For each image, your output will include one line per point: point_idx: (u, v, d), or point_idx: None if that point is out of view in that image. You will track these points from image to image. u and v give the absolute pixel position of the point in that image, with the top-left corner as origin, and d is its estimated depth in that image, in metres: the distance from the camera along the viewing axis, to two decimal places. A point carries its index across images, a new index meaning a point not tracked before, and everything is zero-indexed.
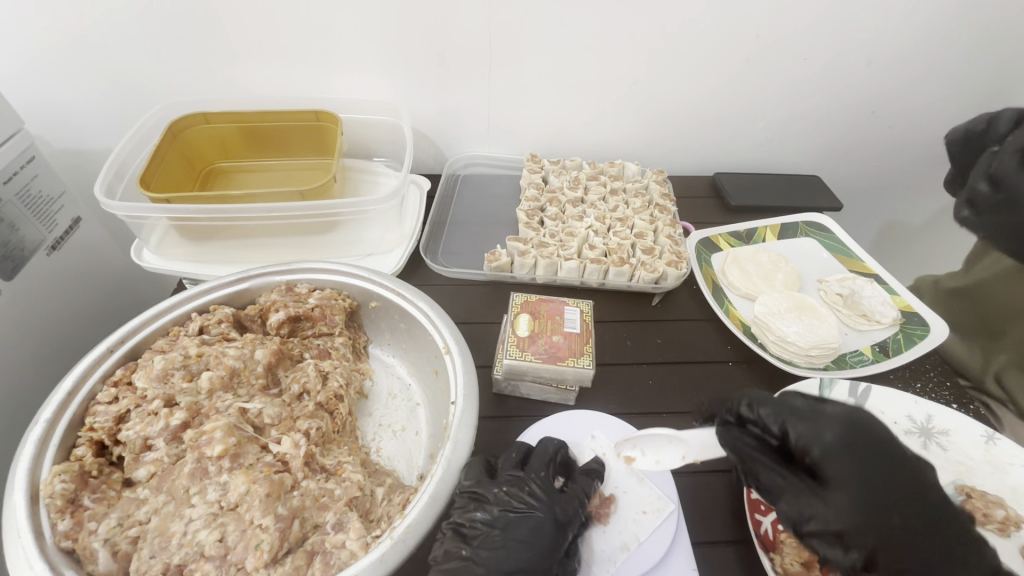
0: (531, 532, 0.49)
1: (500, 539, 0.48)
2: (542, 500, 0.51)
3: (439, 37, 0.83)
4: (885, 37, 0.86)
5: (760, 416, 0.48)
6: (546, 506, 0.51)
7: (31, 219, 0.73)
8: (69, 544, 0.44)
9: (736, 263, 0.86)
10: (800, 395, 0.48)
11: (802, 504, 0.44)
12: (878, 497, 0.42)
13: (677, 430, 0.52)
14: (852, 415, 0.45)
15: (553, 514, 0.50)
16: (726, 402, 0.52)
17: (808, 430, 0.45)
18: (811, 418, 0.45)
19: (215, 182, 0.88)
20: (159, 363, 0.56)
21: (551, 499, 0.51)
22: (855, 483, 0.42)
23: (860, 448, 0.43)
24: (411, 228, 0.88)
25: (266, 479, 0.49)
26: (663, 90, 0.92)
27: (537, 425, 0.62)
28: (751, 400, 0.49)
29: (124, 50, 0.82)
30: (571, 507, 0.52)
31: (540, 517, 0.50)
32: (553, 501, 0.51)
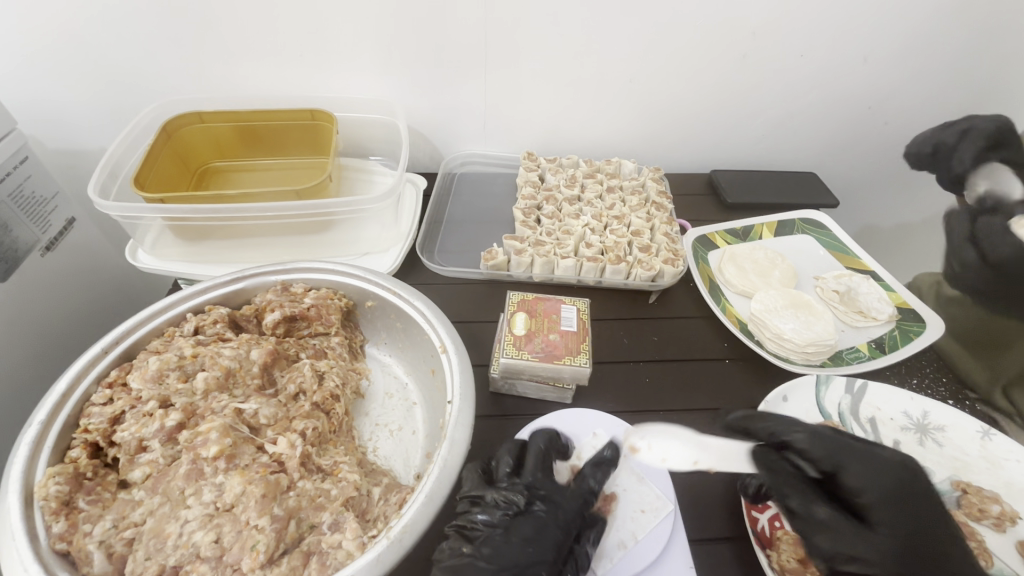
0: (534, 531, 0.49)
1: (502, 538, 0.49)
2: (547, 501, 0.52)
3: (434, 35, 0.83)
4: (881, 33, 0.85)
5: (816, 449, 0.47)
6: (549, 506, 0.52)
7: (25, 220, 0.73)
8: (64, 546, 0.44)
9: (732, 260, 0.86)
10: (848, 435, 0.49)
11: (842, 541, 0.44)
12: (920, 548, 0.43)
13: (697, 435, 0.49)
14: (906, 463, 0.47)
15: (557, 514, 0.51)
16: (766, 421, 0.50)
17: (866, 474, 0.46)
18: (867, 461, 0.46)
19: (210, 181, 0.88)
20: (154, 363, 0.56)
21: (556, 499, 0.52)
22: (902, 532, 0.44)
23: (910, 499, 0.45)
24: (407, 227, 0.87)
25: (262, 479, 0.49)
26: (659, 88, 0.92)
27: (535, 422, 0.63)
28: (807, 431, 0.48)
29: (117, 49, 0.82)
30: (574, 506, 0.53)
31: (542, 516, 0.51)
32: (557, 501, 0.52)
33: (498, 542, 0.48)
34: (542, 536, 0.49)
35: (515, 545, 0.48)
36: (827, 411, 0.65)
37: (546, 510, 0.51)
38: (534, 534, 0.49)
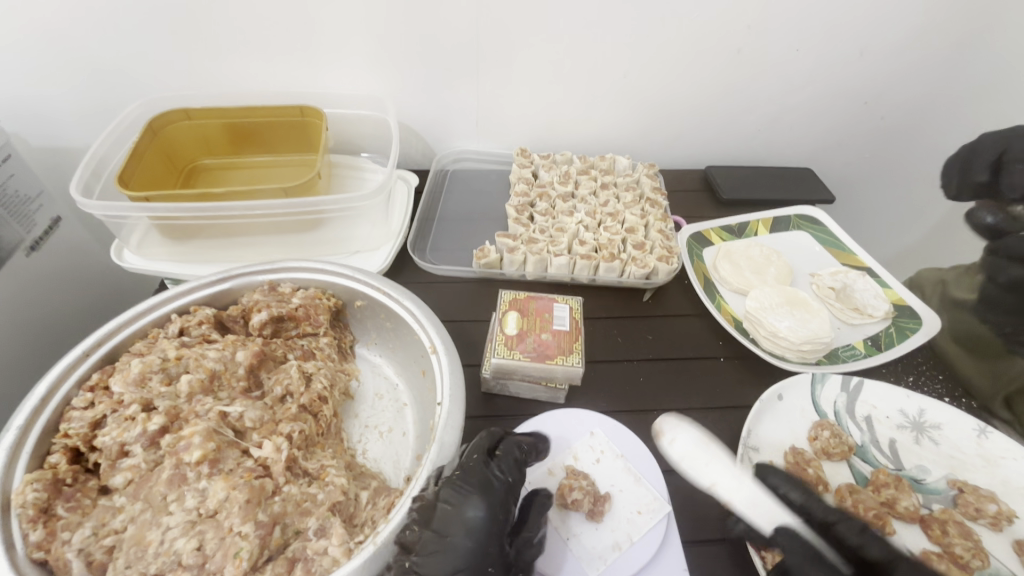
0: (467, 525, 0.46)
1: (437, 539, 0.45)
2: (469, 485, 0.49)
3: (424, 31, 0.81)
4: (877, 27, 0.84)
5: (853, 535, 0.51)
6: (477, 494, 0.48)
7: (8, 220, 0.71)
8: (41, 555, 0.43)
9: (727, 257, 0.85)
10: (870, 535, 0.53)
11: None
12: None
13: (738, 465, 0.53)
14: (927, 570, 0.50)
15: (486, 498, 0.48)
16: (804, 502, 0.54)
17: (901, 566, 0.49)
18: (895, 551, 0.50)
19: (197, 179, 0.86)
20: (136, 366, 0.54)
21: (480, 485, 0.49)
22: None
23: None
24: (398, 225, 0.86)
25: (246, 484, 0.48)
26: (653, 83, 0.91)
27: (531, 422, 0.62)
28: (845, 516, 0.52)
29: (100, 44, 0.80)
30: (501, 481, 0.50)
31: (475, 507, 0.47)
32: (482, 485, 0.49)
33: (434, 547, 0.45)
34: (477, 528, 0.46)
35: (453, 545, 0.45)
36: (823, 409, 0.65)
37: (473, 500, 0.47)
38: (468, 528, 0.46)
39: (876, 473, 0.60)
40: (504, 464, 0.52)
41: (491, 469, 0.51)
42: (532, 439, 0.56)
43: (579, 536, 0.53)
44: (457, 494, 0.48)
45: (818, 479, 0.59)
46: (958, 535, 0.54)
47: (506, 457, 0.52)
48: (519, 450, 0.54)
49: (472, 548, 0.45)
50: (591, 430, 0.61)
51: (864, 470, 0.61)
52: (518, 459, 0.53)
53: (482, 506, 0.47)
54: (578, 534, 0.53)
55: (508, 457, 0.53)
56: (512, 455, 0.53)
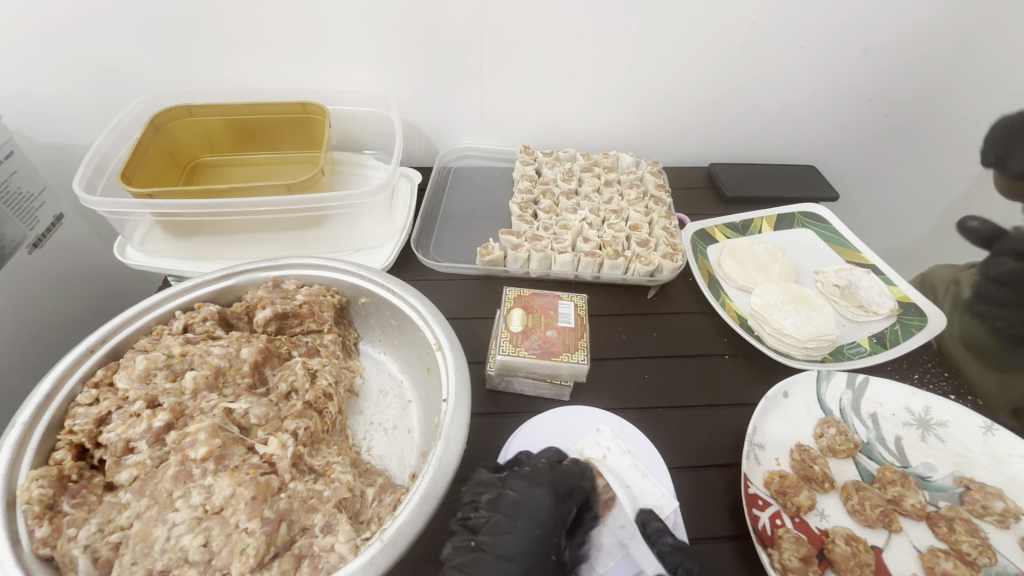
0: (534, 513, 0.49)
1: (506, 522, 0.48)
2: (538, 480, 0.51)
3: (426, 25, 0.81)
4: (882, 24, 0.84)
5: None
6: (546, 487, 0.51)
7: (11, 217, 0.71)
8: (47, 551, 0.43)
9: (732, 254, 0.85)
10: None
11: None
12: None
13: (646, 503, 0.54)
14: None
15: (553, 491, 0.51)
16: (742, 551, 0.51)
17: None
18: None
19: (200, 176, 0.86)
20: (141, 363, 0.54)
21: (549, 480, 0.51)
22: None
23: None
24: (402, 222, 0.86)
25: (252, 481, 0.48)
26: (656, 79, 0.90)
27: (536, 421, 0.62)
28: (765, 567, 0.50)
29: (101, 40, 0.79)
30: (567, 483, 0.52)
31: (542, 499, 0.50)
32: (550, 481, 0.51)
33: (502, 529, 0.48)
34: (544, 518, 0.49)
35: (522, 529, 0.48)
36: (828, 407, 0.65)
37: (542, 490, 0.50)
38: (536, 516, 0.49)
39: (882, 470, 0.60)
40: (570, 470, 0.54)
41: (559, 470, 0.53)
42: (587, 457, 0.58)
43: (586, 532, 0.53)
44: (526, 486, 0.51)
45: (825, 476, 0.59)
46: (964, 532, 0.54)
47: (572, 467, 0.54)
48: (581, 463, 0.55)
49: (539, 536, 0.48)
50: (596, 425, 0.61)
51: (869, 468, 0.61)
52: (582, 471, 0.54)
53: (549, 499, 0.50)
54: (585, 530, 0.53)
55: (572, 468, 0.54)
56: (576, 466, 0.55)
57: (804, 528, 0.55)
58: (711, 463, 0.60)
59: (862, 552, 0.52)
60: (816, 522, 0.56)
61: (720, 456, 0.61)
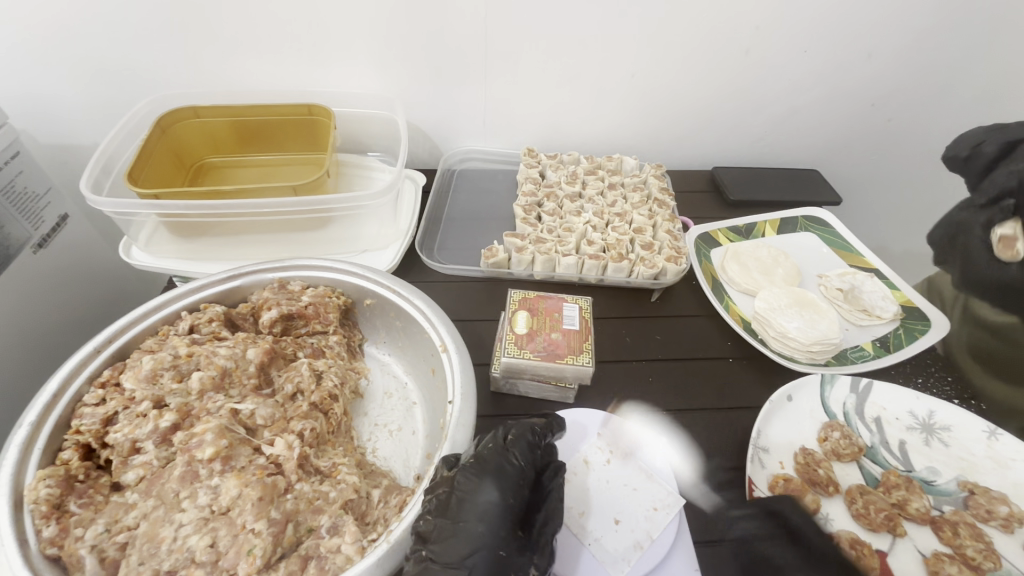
0: (479, 510, 0.44)
1: (449, 525, 0.44)
2: (484, 471, 0.47)
3: (432, 29, 0.81)
4: (885, 29, 0.85)
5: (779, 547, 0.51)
6: (490, 479, 0.46)
7: (17, 217, 0.71)
8: (55, 551, 0.43)
9: (736, 258, 0.85)
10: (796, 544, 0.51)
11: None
12: None
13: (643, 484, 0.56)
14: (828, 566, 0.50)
15: (499, 482, 0.46)
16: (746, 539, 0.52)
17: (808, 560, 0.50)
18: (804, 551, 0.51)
19: (205, 177, 0.86)
20: (148, 363, 0.55)
21: (494, 469, 0.47)
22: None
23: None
24: (406, 225, 0.86)
25: (259, 481, 0.48)
26: (660, 83, 0.91)
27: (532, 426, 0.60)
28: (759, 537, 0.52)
29: (107, 41, 0.80)
30: (516, 466, 0.49)
31: (490, 492, 0.45)
32: (495, 470, 0.47)
33: (447, 533, 0.44)
34: (493, 513, 0.44)
35: (465, 530, 0.43)
36: (832, 410, 0.65)
37: (486, 485, 0.46)
38: (482, 512, 0.44)
39: (887, 474, 0.60)
40: (517, 446, 0.50)
41: (506, 449, 0.50)
42: (545, 422, 0.55)
43: (601, 540, 0.52)
44: (472, 480, 0.46)
45: (829, 479, 0.59)
46: (969, 537, 0.54)
47: (519, 440, 0.51)
48: (530, 431, 0.53)
49: (486, 533, 0.43)
50: (596, 429, 0.61)
51: (874, 472, 0.61)
52: (531, 440, 0.52)
53: (495, 491, 0.46)
54: (599, 538, 0.52)
55: (520, 440, 0.51)
56: (524, 437, 0.51)
57: None
58: (717, 467, 0.60)
59: (867, 556, 0.52)
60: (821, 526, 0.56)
61: (726, 460, 0.61)
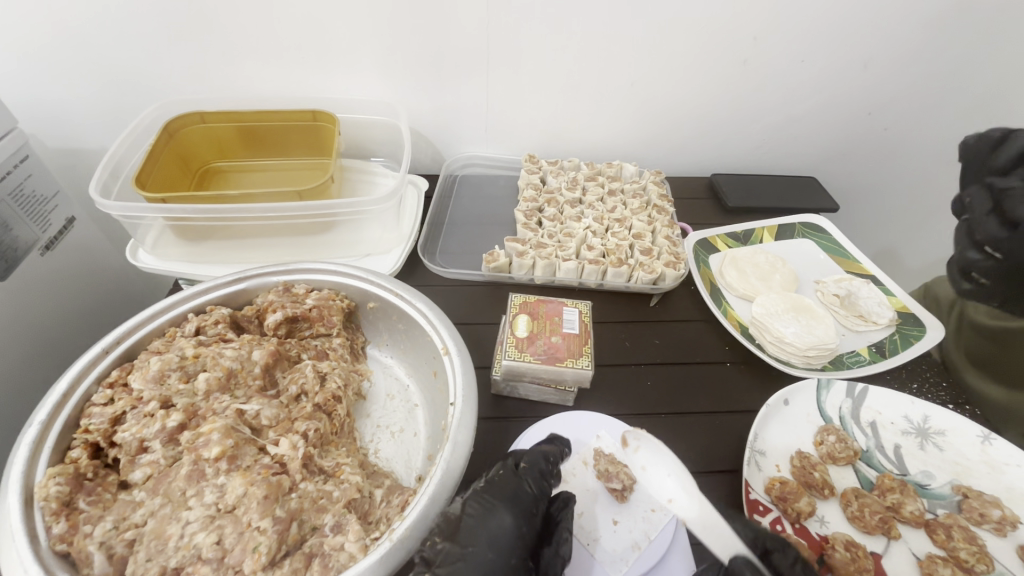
0: (491, 536, 0.46)
1: (459, 551, 0.45)
2: (496, 497, 0.49)
3: (436, 36, 0.83)
4: (880, 38, 0.86)
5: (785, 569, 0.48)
6: (504, 507, 0.48)
7: (25, 219, 0.72)
8: (64, 547, 0.44)
9: (733, 264, 0.86)
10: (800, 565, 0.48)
11: None
12: None
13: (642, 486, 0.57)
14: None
15: (511, 508, 0.48)
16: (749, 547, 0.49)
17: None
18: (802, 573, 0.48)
19: (211, 181, 0.87)
20: (155, 364, 0.56)
21: (507, 497, 0.49)
22: None
23: None
24: (409, 229, 0.87)
25: (264, 480, 0.49)
26: (660, 91, 0.92)
27: (529, 431, 0.61)
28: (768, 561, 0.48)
29: (117, 47, 0.81)
30: (527, 493, 0.50)
31: (502, 519, 0.47)
32: (509, 497, 0.49)
33: (455, 558, 0.45)
34: (505, 540, 0.46)
35: (474, 556, 0.45)
36: (828, 415, 0.66)
37: (499, 511, 0.48)
38: (493, 539, 0.46)
39: (882, 478, 0.61)
40: (529, 475, 0.52)
41: (519, 477, 0.51)
42: (555, 448, 0.56)
43: (599, 540, 0.53)
44: (485, 506, 0.48)
45: (824, 482, 0.59)
46: (963, 540, 0.55)
47: (532, 469, 0.52)
48: (544, 460, 0.54)
49: (494, 560, 0.45)
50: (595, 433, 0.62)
51: (869, 475, 0.62)
52: (543, 468, 0.53)
53: (507, 517, 0.48)
54: (598, 538, 0.53)
55: (533, 469, 0.52)
56: (537, 465, 0.53)
57: (804, 534, 0.56)
58: (714, 470, 0.61)
59: (861, 558, 0.53)
60: (816, 528, 0.57)
61: (723, 463, 0.62)
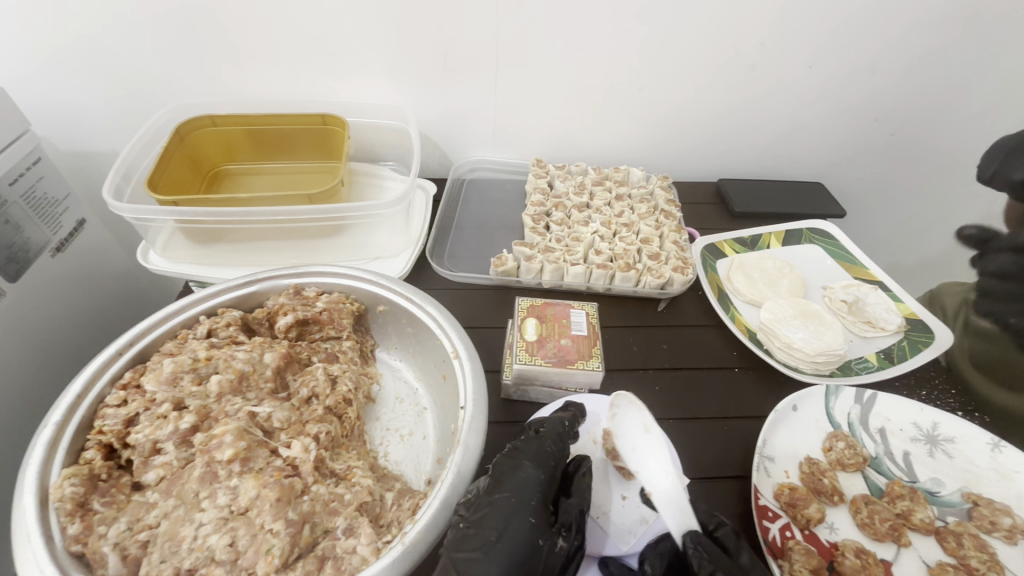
0: (516, 484, 0.50)
1: (487, 498, 0.49)
2: (521, 453, 0.53)
3: (445, 42, 0.83)
4: (886, 46, 0.87)
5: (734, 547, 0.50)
6: (529, 460, 0.52)
7: (37, 221, 0.72)
8: (79, 548, 0.44)
9: (741, 269, 0.86)
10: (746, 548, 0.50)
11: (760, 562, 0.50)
12: None
13: (644, 441, 0.50)
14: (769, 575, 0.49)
15: (535, 462, 0.52)
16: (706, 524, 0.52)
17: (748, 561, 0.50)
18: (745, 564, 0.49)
19: (221, 184, 0.88)
20: (168, 366, 0.56)
21: (531, 453, 0.53)
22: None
23: None
24: (417, 233, 0.88)
25: (277, 483, 0.49)
26: (667, 96, 0.93)
27: (549, 408, 0.63)
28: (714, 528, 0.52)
29: (130, 51, 0.82)
30: (549, 451, 0.53)
31: (526, 469, 0.51)
32: (533, 453, 0.53)
33: (483, 506, 0.49)
34: (528, 487, 0.50)
35: (499, 500, 0.49)
36: (837, 421, 0.66)
37: (523, 462, 0.52)
38: (517, 486, 0.50)
39: (891, 485, 0.61)
40: (549, 437, 0.55)
41: (540, 439, 0.54)
42: (570, 413, 0.59)
43: (609, 514, 0.55)
44: (511, 461, 0.52)
45: (834, 489, 0.59)
46: (973, 547, 0.55)
47: (551, 432, 0.55)
48: (561, 424, 0.57)
49: (518, 502, 0.49)
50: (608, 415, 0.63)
51: (878, 482, 0.62)
52: (561, 431, 0.56)
53: (530, 468, 0.51)
54: (608, 512, 0.55)
55: (552, 432, 0.55)
56: (555, 429, 0.56)
57: (813, 541, 0.56)
58: (723, 474, 0.61)
59: (872, 565, 0.53)
60: (826, 535, 0.57)
61: (732, 468, 0.62)
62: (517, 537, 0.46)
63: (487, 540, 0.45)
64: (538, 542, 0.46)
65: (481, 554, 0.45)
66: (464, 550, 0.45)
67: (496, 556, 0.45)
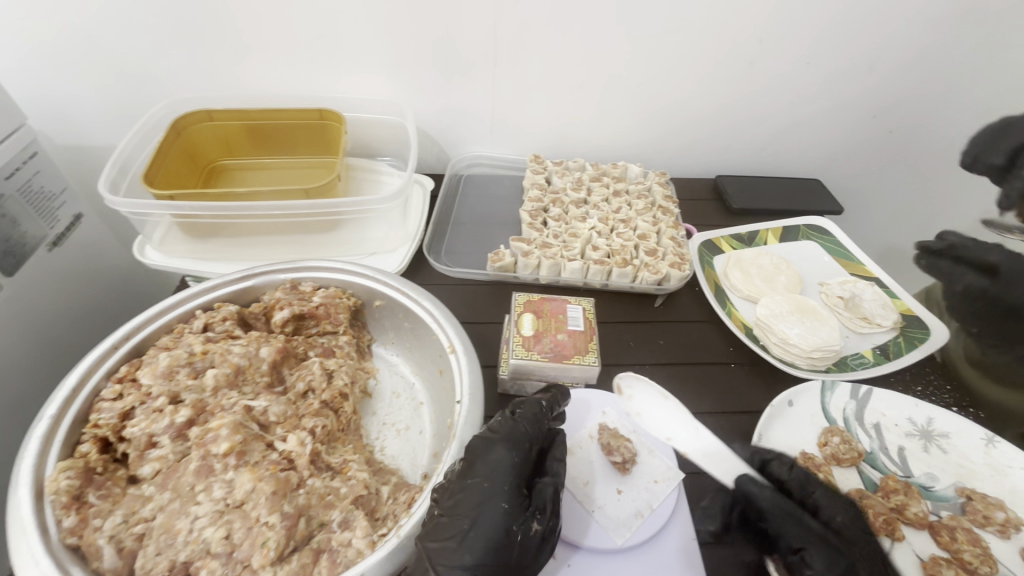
0: (488, 468, 0.49)
1: (460, 483, 0.48)
2: (495, 435, 0.52)
3: (442, 37, 0.83)
4: (884, 42, 0.87)
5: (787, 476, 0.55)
6: (501, 442, 0.51)
7: (33, 215, 0.72)
8: (74, 541, 0.44)
9: (738, 265, 0.87)
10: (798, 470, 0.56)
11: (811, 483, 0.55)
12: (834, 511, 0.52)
13: None
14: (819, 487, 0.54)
15: (508, 444, 0.51)
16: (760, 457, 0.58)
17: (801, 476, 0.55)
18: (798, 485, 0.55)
19: (218, 180, 0.88)
20: (164, 360, 0.56)
21: (504, 435, 0.51)
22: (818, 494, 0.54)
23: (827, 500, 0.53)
24: (415, 228, 0.88)
25: (272, 476, 0.49)
26: (665, 91, 0.92)
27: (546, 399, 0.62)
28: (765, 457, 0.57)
29: (126, 46, 0.82)
30: (524, 432, 0.52)
31: (499, 452, 0.50)
32: (507, 435, 0.52)
33: (457, 492, 0.47)
34: (501, 470, 0.49)
35: (472, 486, 0.47)
36: (832, 416, 0.66)
37: (496, 445, 0.50)
38: (491, 470, 0.49)
39: (886, 479, 0.61)
40: (524, 418, 0.54)
41: (515, 420, 0.54)
42: (549, 395, 0.59)
43: (604, 507, 0.55)
44: (483, 444, 0.51)
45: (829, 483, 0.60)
46: (966, 541, 0.55)
47: (526, 414, 0.54)
48: (538, 406, 0.56)
49: (491, 487, 0.47)
50: (600, 409, 0.64)
51: (873, 476, 0.62)
52: (538, 413, 0.55)
53: (503, 450, 0.50)
54: (603, 505, 0.55)
55: (527, 413, 0.55)
56: (531, 411, 0.55)
57: None
58: None
59: None
60: None
61: None
62: (489, 523, 0.45)
63: (460, 529, 0.45)
64: (511, 527, 0.45)
65: (454, 542, 0.44)
66: (437, 540, 0.44)
67: (470, 544, 0.44)
